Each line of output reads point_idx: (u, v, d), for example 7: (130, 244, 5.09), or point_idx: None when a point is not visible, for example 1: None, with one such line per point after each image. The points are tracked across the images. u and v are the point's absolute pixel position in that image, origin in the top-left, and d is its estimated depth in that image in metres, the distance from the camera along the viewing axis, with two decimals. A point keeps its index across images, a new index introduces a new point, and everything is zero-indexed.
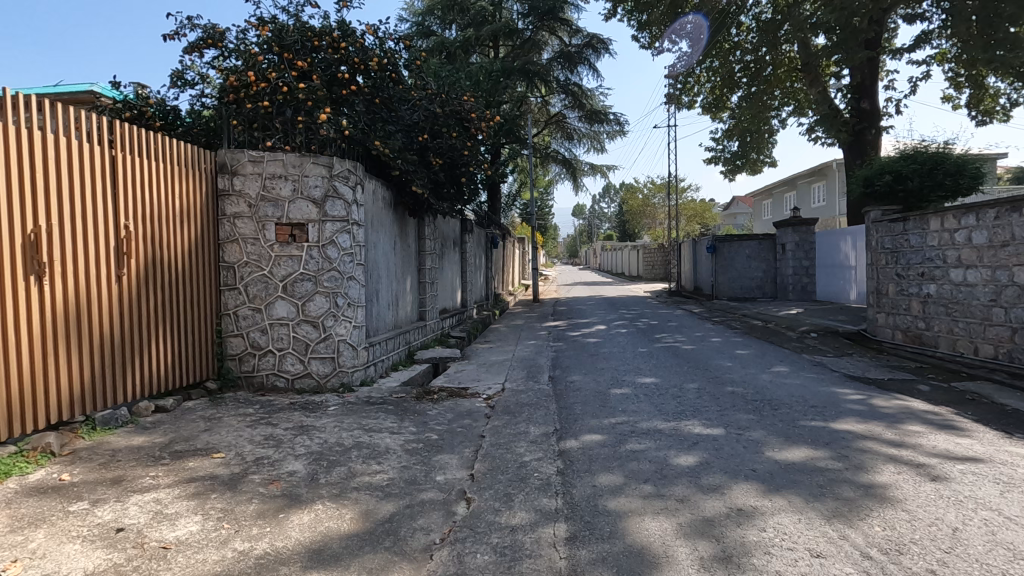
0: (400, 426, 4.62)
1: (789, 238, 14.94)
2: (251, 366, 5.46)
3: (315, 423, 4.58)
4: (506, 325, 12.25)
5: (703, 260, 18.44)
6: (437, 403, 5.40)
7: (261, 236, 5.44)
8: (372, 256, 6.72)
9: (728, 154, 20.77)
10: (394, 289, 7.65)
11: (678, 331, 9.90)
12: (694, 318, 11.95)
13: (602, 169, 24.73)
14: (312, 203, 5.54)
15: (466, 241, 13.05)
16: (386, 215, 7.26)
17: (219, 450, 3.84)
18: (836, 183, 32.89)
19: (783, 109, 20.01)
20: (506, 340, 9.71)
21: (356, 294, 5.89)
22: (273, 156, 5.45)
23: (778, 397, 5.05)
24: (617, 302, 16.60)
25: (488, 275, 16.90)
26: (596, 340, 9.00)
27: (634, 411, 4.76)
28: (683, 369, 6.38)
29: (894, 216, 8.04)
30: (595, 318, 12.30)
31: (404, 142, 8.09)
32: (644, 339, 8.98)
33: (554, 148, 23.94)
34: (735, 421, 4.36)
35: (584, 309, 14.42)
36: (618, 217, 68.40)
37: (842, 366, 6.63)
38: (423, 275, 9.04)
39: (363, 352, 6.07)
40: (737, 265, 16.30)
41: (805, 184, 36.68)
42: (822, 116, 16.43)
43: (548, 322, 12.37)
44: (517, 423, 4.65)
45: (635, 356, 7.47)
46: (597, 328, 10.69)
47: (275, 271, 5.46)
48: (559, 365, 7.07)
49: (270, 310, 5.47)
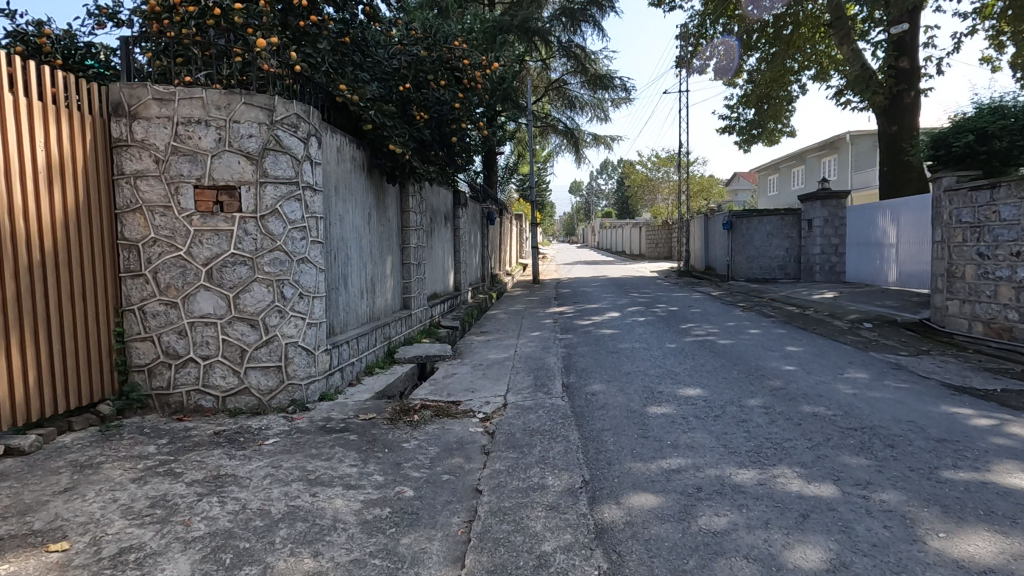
0: (361, 474, 3.24)
1: (817, 214, 13.51)
2: (165, 381, 4.04)
3: (237, 471, 3.19)
4: (505, 312, 10.86)
5: (718, 238, 17.05)
6: (417, 430, 4.02)
7: (174, 204, 3.98)
8: (336, 232, 5.28)
9: (743, 122, 19.36)
10: (369, 273, 6.23)
11: (705, 319, 8.53)
12: (717, 303, 10.58)
13: (605, 140, 23.12)
14: (244, 157, 4.08)
15: (458, 217, 11.57)
16: (356, 181, 5.80)
17: (66, 534, 2.46)
18: (850, 157, 31.31)
19: (804, 73, 18.40)
20: (505, 332, 8.31)
21: (310, 281, 4.48)
22: (188, 92, 3.95)
23: (883, 424, 3.69)
24: (625, 284, 15.19)
25: (484, 255, 15.43)
26: (612, 333, 7.62)
27: (690, 449, 3.39)
28: (733, 376, 5.03)
29: (978, 184, 6.62)
30: (605, 303, 10.92)
31: (380, 92, 6.54)
32: (669, 330, 7.61)
33: (554, 117, 22.37)
34: (846, 471, 3.00)
35: (590, 293, 13.04)
36: (617, 194, 66.72)
37: (929, 370, 5.29)
38: (407, 255, 7.61)
39: (322, 357, 4.67)
40: (757, 244, 14.89)
41: (815, 158, 35.10)
42: (853, 78, 14.85)
43: (552, 308, 10.97)
44: (527, 468, 3.30)
45: (665, 355, 6.11)
46: (610, 316, 9.29)
47: (196, 252, 4.02)
48: (573, 367, 5.71)
49: (189, 304, 4.04)
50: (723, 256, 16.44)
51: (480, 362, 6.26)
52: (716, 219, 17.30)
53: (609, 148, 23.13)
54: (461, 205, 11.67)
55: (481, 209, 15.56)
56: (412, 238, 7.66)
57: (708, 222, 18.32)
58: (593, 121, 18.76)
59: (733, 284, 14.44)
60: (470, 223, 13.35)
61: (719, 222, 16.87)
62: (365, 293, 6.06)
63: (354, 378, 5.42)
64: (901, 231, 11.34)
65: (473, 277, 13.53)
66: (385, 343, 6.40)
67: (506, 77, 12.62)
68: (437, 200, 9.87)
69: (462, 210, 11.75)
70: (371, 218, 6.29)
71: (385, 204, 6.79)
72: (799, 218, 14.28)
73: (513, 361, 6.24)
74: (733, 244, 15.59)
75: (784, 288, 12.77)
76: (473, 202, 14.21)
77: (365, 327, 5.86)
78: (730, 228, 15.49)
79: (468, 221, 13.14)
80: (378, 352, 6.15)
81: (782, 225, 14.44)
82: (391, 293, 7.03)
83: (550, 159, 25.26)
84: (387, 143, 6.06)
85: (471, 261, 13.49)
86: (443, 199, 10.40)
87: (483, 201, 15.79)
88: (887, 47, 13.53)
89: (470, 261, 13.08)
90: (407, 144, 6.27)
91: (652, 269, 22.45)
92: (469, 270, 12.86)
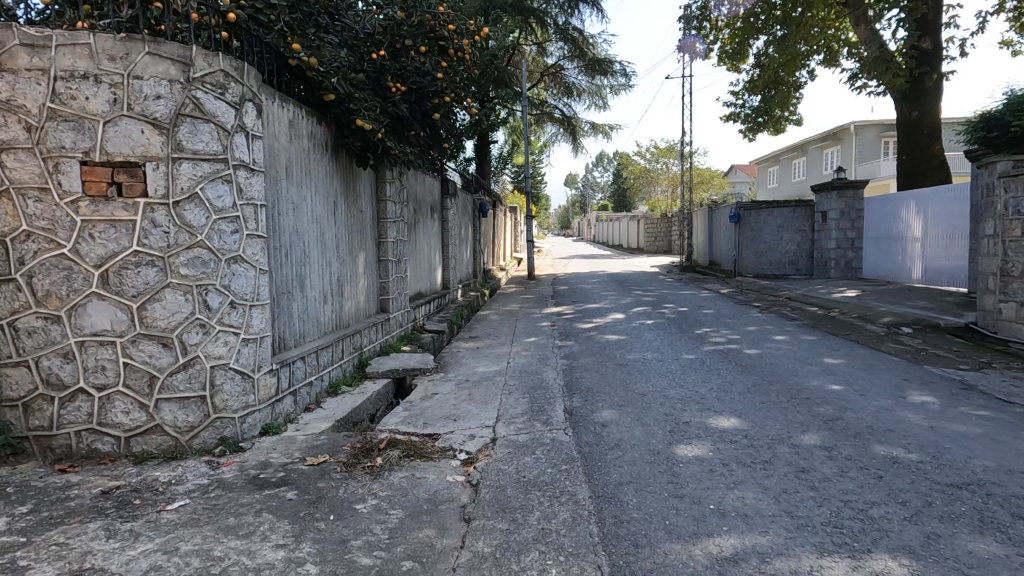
0: (288, 564, 2.31)
1: (832, 205, 12.62)
2: (47, 418, 3.09)
3: (109, 563, 2.25)
4: (499, 312, 9.90)
5: (723, 231, 16.15)
6: (378, 481, 3.10)
7: (53, 186, 3.01)
8: (286, 224, 4.33)
9: (749, 109, 18.45)
10: (335, 274, 5.28)
11: (721, 322, 7.62)
12: (730, 303, 9.67)
13: (603, 129, 22.14)
14: (150, 125, 3.11)
15: (447, 208, 10.59)
16: (314, 163, 4.83)
17: None
18: (854, 148, 30.46)
19: (813, 57, 17.46)
20: (497, 338, 7.36)
21: (245, 286, 3.54)
22: (70, 36, 2.97)
23: (989, 477, 2.81)
24: (626, 281, 14.26)
25: (475, 251, 14.46)
26: (619, 340, 6.70)
27: (745, 523, 2.47)
28: (773, 400, 4.12)
29: None
30: (607, 303, 10.00)
31: (348, 58, 5.57)
32: (684, 336, 6.70)
33: (551, 104, 21.38)
34: (979, 566, 2.09)
35: (589, 291, 12.12)
36: (614, 187, 65.75)
37: (1005, 390, 4.40)
38: (384, 251, 6.65)
39: (262, 381, 3.74)
40: (766, 237, 13.99)
41: (817, 150, 34.22)
42: (869, 61, 13.91)
43: (549, 308, 10.04)
44: (521, 551, 2.38)
45: (684, 368, 5.20)
46: (614, 318, 8.37)
47: (84, 249, 3.06)
48: (576, 386, 4.79)
49: (77, 318, 3.07)
50: (729, 251, 15.53)
51: (467, 378, 5.32)
52: (721, 211, 16.38)
53: (608, 137, 22.16)
54: (449, 195, 10.70)
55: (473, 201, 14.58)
56: (389, 231, 6.70)
57: (712, 214, 17.40)
58: (592, 107, 17.78)
59: (741, 280, 13.53)
60: (460, 216, 12.38)
61: (725, 214, 15.95)
62: (328, 297, 5.11)
63: (311, 401, 4.48)
64: (927, 223, 10.45)
65: (464, 273, 12.57)
66: (355, 355, 5.46)
67: (498, 56, 11.60)
68: (421, 189, 8.89)
69: (450, 201, 10.77)
70: (336, 207, 5.33)
71: (355, 191, 5.83)
72: (812, 210, 13.38)
73: (505, 375, 5.31)
74: (741, 238, 14.71)
75: (798, 286, 11.88)
76: (463, 193, 13.22)
77: (326, 339, 4.92)
78: (738, 220, 14.64)
79: (458, 213, 12.15)
80: (345, 367, 5.21)
81: (793, 217, 13.54)
82: (363, 296, 6.08)
83: (546, 149, 24.26)
84: (353, 118, 5.09)
85: (461, 255, 12.52)
86: (428, 188, 9.41)
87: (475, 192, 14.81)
88: (909, 27, 12.56)
89: (459, 256, 12.10)
90: (378, 120, 5.30)
91: (652, 264, 21.54)
92: (459, 266, 11.90)
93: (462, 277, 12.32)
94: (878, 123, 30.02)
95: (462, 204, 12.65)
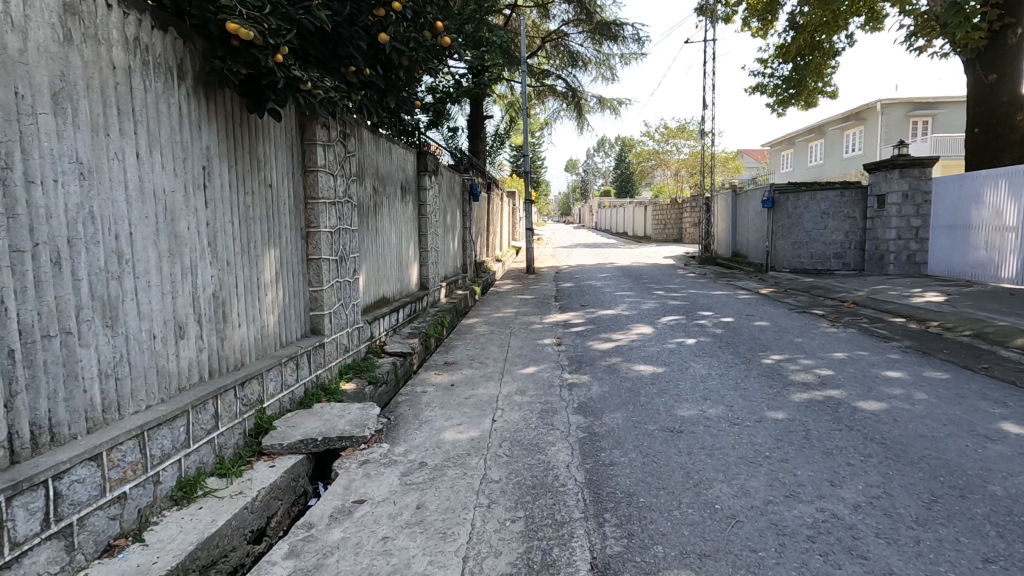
0: None
1: (892, 188, 10.50)
2: None
3: None
4: (488, 320, 7.83)
5: (753, 219, 14.03)
6: None
7: None
8: (53, 202, 2.25)
9: (778, 80, 16.24)
10: (206, 287, 3.23)
11: (790, 343, 5.55)
12: (784, 309, 7.60)
13: (612, 104, 19.88)
14: None
15: (424, 188, 8.48)
16: (144, 96, 2.74)
17: None
18: (879, 129, 28.19)
19: (855, 19, 15.21)
20: (482, 366, 5.32)
21: None
22: None
23: None
24: (640, 277, 12.18)
25: (465, 241, 12.38)
26: (656, 376, 4.64)
27: None
28: (1004, 555, 2.10)
29: None
30: (625, 309, 7.94)
31: None
32: (749, 370, 4.64)
33: (553, 76, 19.12)
34: None
35: (599, 291, 10.09)
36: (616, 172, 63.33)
37: None
38: (315, 248, 4.58)
39: None
40: (808, 226, 11.87)
41: (837, 131, 31.92)
42: (933, 15, 11.67)
43: (551, 315, 7.97)
44: None
45: (781, 445, 3.16)
46: (639, 333, 6.31)
47: None
48: (608, 489, 2.75)
49: None
50: (760, 241, 13.43)
51: (424, 456, 3.27)
52: (750, 196, 14.24)
53: (616, 114, 19.96)
54: (429, 172, 8.58)
55: (462, 182, 12.45)
56: (323, 218, 4.62)
57: (739, 200, 15.25)
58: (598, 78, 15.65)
59: (778, 277, 11.45)
60: (445, 200, 10.26)
61: (755, 199, 13.79)
62: (187, 330, 3.05)
63: (122, 531, 2.44)
64: None
65: (449, 268, 10.54)
66: (247, 416, 3.42)
67: (487, 0, 9.39)
68: (386, 162, 6.80)
69: (430, 178, 8.64)
70: (207, 176, 3.24)
71: (251, 152, 3.74)
72: (864, 193, 11.24)
73: (487, 453, 3.27)
74: (776, 227, 12.59)
75: (854, 284, 9.79)
76: (450, 172, 11.13)
77: (176, 403, 2.87)
78: (772, 205, 12.59)
79: (442, 197, 10.05)
80: (221, 444, 3.17)
81: (841, 201, 11.40)
82: (274, 315, 4.03)
83: (546, 128, 22.11)
84: (225, 23, 2.97)
85: (446, 245, 10.43)
86: (397, 162, 7.30)
87: (466, 172, 12.68)
88: None
89: (443, 248, 10.05)
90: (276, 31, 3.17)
91: (665, 254, 19.43)
92: (443, 262, 9.90)
93: (447, 274, 10.26)
94: (906, 102, 27.66)
95: (447, 185, 10.52)
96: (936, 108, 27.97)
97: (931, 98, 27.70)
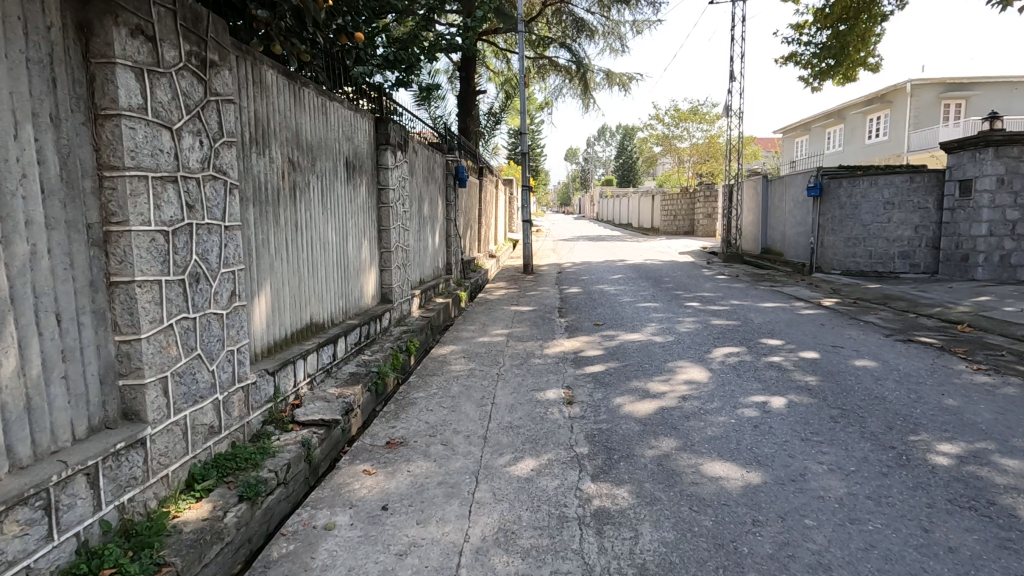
0: None
1: (983, 171, 8.34)
2: None
3: None
4: (468, 346, 5.72)
5: (791, 211, 11.87)
6: None
7: None
8: None
9: (815, 49, 13.94)
10: None
11: (945, 412, 3.43)
12: (877, 335, 5.50)
13: (622, 80, 17.57)
14: None
15: (385, 167, 6.33)
16: None
17: None
18: (908, 112, 26.00)
19: None
20: (445, 453, 3.22)
21: None
22: None
23: None
24: (662, 281, 10.04)
25: (448, 240, 10.23)
26: (754, 493, 2.57)
27: None
28: None
29: None
30: (655, 331, 5.86)
31: None
32: (920, 484, 2.57)
33: (554, 48, 16.80)
34: None
35: (614, 301, 7.96)
36: (619, 161, 60.90)
37: None
38: (122, 261, 2.44)
39: None
40: (867, 219, 9.75)
41: (859, 115, 29.63)
42: None
43: (556, 339, 5.87)
44: None
45: None
46: (691, 381, 4.21)
47: None
48: None
49: None
50: (802, 236, 11.27)
51: None
52: (788, 182, 12.06)
53: (626, 89, 17.76)
54: (390, 146, 6.39)
55: (447, 165, 10.25)
56: (136, 205, 2.47)
57: (772, 188, 13.08)
58: (605, 51, 14.47)
59: (832, 281, 9.34)
60: (418, 187, 8.10)
61: (795, 186, 11.64)
62: None
63: None
64: None
65: (424, 272, 8.40)
66: None
67: None
68: (314, 125, 4.63)
69: (393, 155, 6.48)
70: None
71: None
72: (940, 178, 9.13)
73: None
74: (824, 220, 10.45)
75: (941, 293, 7.67)
76: (429, 151, 8.95)
77: None
78: (820, 193, 10.37)
79: (414, 181, 7.86)
80: None
81: (911, 189, 9.28)
82: None
83: (548, 108, 20.02)
84: None
85: (421, 243, 8.26)
86: (337, 128, 5.12)
87: (453, 153, 10.52)
88: None
89: (416, 248, 7.89)
90: None
91: (679, 250, 17.24)
92: (414, 265, 7.75)
93: (420, 280, 8.12)
94: (938, 82, 25.51)
95: (421, 167, 8.32)
96: (971, 89, 25.69)
97: (966, 78, 25.41)
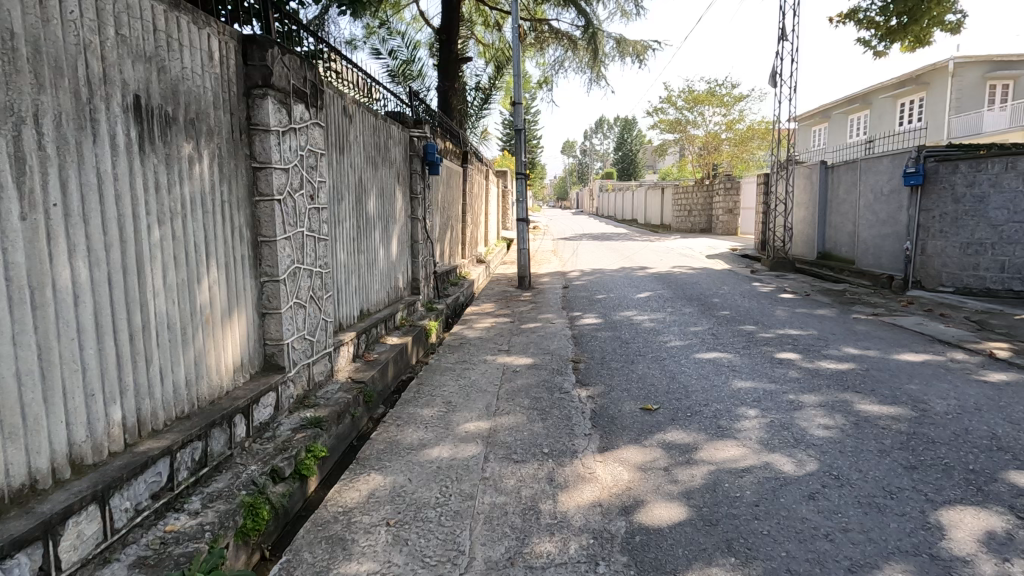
0: None
1: None
2: None
3: None
4: (405, 480, 2.85)
5: (867, 206, 9.03)
6: None
7: None
8: None
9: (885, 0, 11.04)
10: None
11: None
12: None
13: (639, 48, 14.60)
14: None
15: (263, 129, 3.47)
16: None
17: None
18: (948, 95, 23.29)
19: None
20: None
21: None
22: None
23: None
24: (710, 303, 7.24)
25: (410, 250, 7.35)
26: None
27: None
28: None
29: None
30: (771, 439, 3.06)
31: None
32: None
33: (555, 9, 13.91)
34: None
35: (658, 347, 5.14)
36: (619, 153, 57.99)
37: None
38: None
39: None
40: (999, 216, 6.97)
41: (888, 99, 26.87)
42: None
43: (578, 455, 3.06)
44: None
45: None
46: None
47: None
48: None
49: None
50: (889, 239, 8.47)
51: None
52: (862, 169, 9.22)
53: (640, 61, 14.87)
54: (272, 92, 3.52)
55: (410, 144, 7.36)
56: None
57: (835, 177, 10.26)
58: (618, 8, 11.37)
59: (957, 307, 6.57)
60: (351, 173, 5.24)
61: (876, 174, 8.81)
62: None
63: None
64: None
65: (363, 304, 5.56)
66: None
67: None
68: None
69: (281, 109, 3.61)
70: None
71: None
72: None
73: None
74: (928, 218, 7.67)
75: None
76: (377, 120, 6.08)
77: None
78: (922, 181, 7.62)
79: (341, 161, 4.98)
80: None
81: None
82: None
83: (546, 87, 17.15)
84: None
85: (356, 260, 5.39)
86: (93, 23, 2.28)
87: (420, 127, 7.65)
88: None
89: (344, 268, 5.03)
90: None
91: (705, 253, 14.35)
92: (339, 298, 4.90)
93: (354, 317, 5.28)
94: (983, 61, 22.80)
95: (358, 141, 5.44)
96: (1018, 68, 23.01)
97: (1014, 55, 22.72)
